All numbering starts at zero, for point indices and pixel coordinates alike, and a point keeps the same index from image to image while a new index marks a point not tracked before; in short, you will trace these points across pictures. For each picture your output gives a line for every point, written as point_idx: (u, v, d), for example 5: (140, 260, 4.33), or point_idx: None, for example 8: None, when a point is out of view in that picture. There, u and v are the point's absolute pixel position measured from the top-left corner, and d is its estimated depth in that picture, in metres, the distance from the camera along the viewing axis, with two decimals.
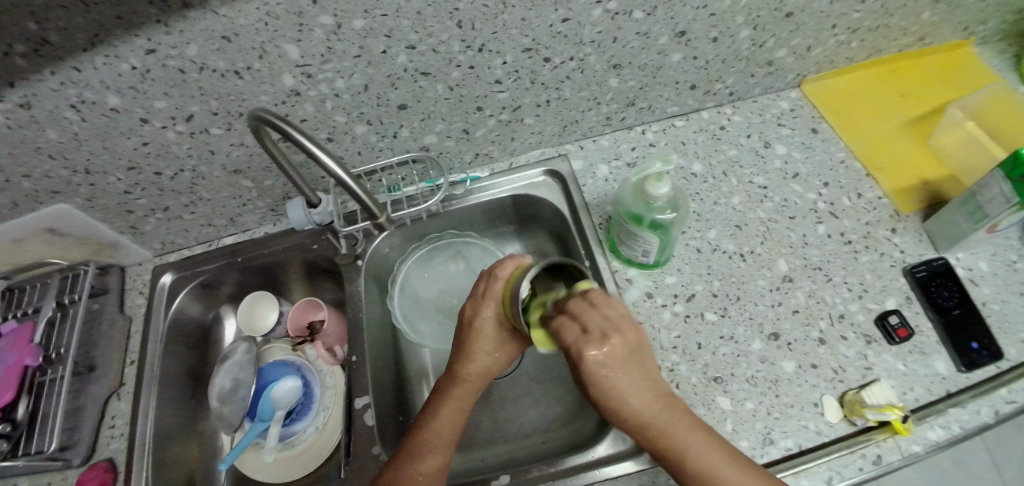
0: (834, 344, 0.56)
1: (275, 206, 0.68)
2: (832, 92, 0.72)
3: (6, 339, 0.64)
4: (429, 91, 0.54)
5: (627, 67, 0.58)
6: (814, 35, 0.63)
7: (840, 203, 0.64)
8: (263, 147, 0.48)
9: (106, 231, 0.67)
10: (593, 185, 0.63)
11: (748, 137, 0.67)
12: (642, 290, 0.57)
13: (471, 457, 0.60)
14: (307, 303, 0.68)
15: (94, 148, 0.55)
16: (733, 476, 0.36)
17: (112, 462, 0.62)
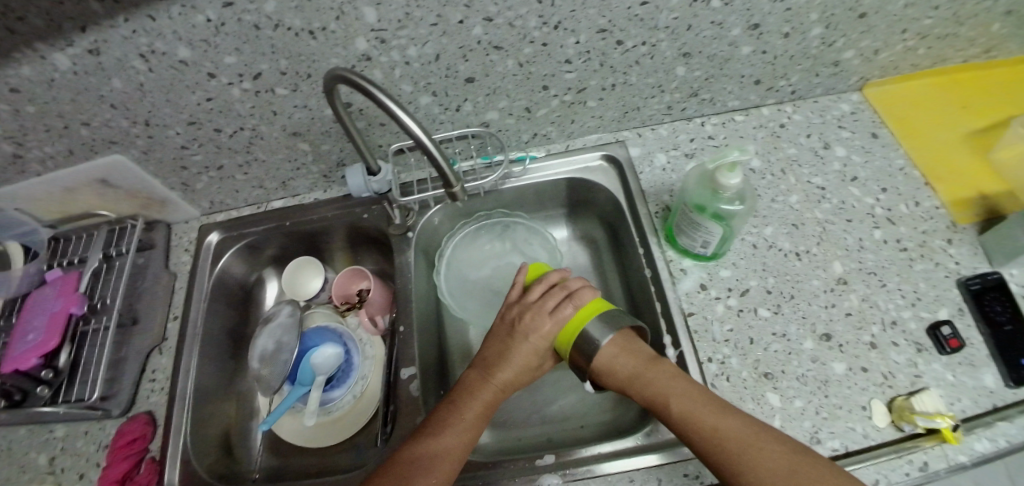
0: (884, 349, 0.54)
1: (327, 173, 0.67)
2: (890, 99, 0.70)
3: (52, 286, 0.65)
4: (499, 66, 0.53)
5: (697, 57, 0.57)
6: (884, 38, 0.62)
7: (897, 210, 0.62)
8: (333, 109, 0.48)
9: (157, 187, 0.68)
10: (649, 173, 0.62)
11: (808, 137, 0.67)
12: (697, 281, 0.57)
13: (507, 435, 0.60)
14: (352, 272, 0.68)
15: (157, 100, 0.54)
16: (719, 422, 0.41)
17: (152, 415, 0.62)
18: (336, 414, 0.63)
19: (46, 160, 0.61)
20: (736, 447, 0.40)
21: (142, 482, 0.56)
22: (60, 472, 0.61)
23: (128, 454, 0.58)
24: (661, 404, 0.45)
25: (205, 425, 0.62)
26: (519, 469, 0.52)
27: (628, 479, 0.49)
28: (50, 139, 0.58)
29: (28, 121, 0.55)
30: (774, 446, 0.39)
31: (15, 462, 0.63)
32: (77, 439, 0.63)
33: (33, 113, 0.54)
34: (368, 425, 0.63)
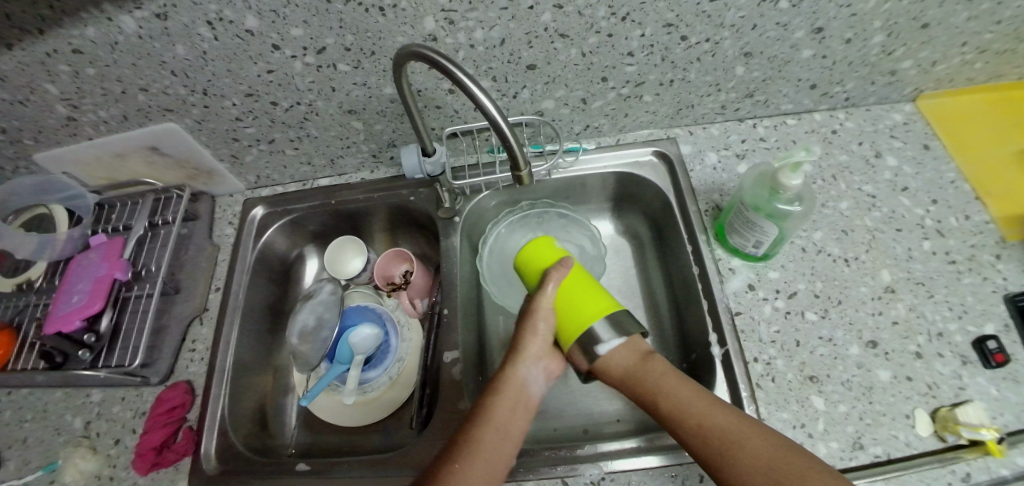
0: (929, 359, 0.53)
1: (376, 153, 0.68)
2: (939, 114, 0.69)
3: (98, 250, 0.66)
4: (562, 54, 0.53)
5: (757, 57, 0.57)
6: (943, 50, 0.61)
7: (947, 222, 0.61)
8: (399, 88, 0.48)
9: (206, 158, 0.68)
10: (700, 171, 0.64)
11: (860, 145, 0.67)
12: (745, 281, 0.58)
13: (545, 425, 0.61)
14: (395, 254, 0.70)
15: (218, 70, 0.54)
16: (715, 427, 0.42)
17: (191, 384, 0.62)
18: (369, 395, 0.63)
19: (100, 124, 0.62)
20: (723, 443, 0.40)
21: (180, 450, 0.56)
22: (95, 436, 0.61)
23: (167, 421, 0.58)
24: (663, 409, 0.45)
25: (240, 397, 0.63)
26: (558, 458, 0.52)
27: (669, 473, 0.49)
28: (106, 104, 0.58)
29: (87, 84, 0.55)
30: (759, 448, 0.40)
31: (52, 422, 0.63)
32: (113, 404, 0.63)
33: (93, 76, 0.54)
34: (401, 409, 0.63)
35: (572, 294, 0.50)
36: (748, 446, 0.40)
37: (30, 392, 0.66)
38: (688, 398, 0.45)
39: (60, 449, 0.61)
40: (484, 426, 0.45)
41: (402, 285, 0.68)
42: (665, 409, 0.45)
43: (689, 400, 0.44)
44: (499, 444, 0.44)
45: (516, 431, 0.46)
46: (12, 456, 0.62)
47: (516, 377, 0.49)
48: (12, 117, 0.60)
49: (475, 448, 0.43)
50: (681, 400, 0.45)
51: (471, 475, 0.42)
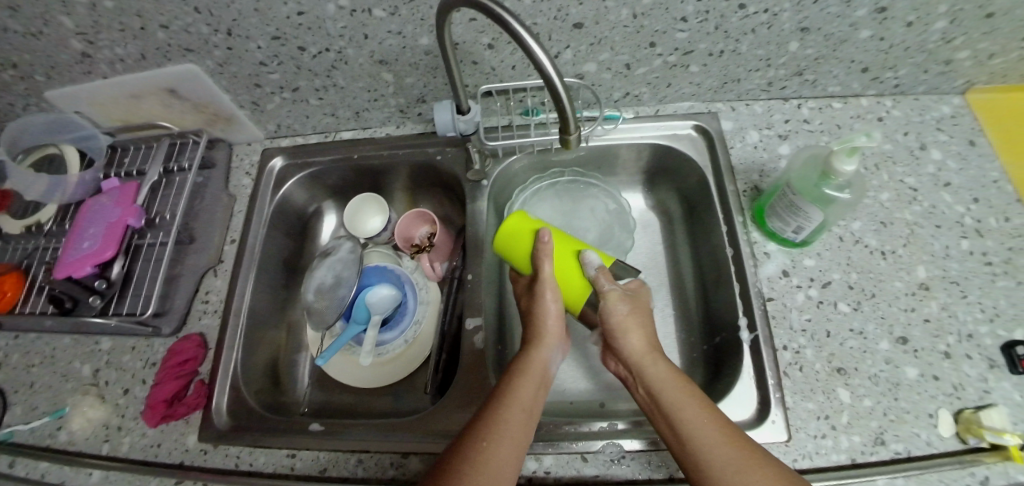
0: (957, 360, 0.50)
1: (404, 108, 0.65)
2: (996, 111, 0.64)
3: (111, 194, 0.63)
4: (612, 14, 0.49)
5: (814, 33, 0.53)
6: (1002, 44, 0.56)
7: (986, 222, 0.57)
8: (440, 40, 0.45)
9: (226, 103, 0.65)
10: (741, 148, 0.63)
11: (905, 135, 0.64)
12: (780, 267, 0.57)
13: (561, 398, 0.60)
14: (416, 215, 0.67)
15: (245, 9, 0.50)
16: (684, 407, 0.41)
17: (204, 337, 0.61)
18: (385, 357, 0.63)
19: (116, 62, 0.59)
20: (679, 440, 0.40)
21: (191, 403, 0.56)
22: (104, 384, 0.60)
23: (179, 374, 0.57)
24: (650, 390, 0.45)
25: (253, 352, 0.62)
26: (578, 434, 0.50)
27: None
28: (123, 40, 0.55)
29: (103, 17, 0.52)
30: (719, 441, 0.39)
31: (59, 368, 0.62)
32: (123, 353, 0.62)
33: (110, 9, 0.51)
34: (414, 375, 0.63)
35: (564, 266, 0.52)
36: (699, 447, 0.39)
37: (38, 337, 0.65)
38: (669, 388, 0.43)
39: (68, 397, 0.60)
40: (511, 406, 0.42)
41: (425, 248, 0.66)
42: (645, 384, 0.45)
43: (705, 427, 0.39)
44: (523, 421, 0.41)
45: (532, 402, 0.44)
46: (20, 400, 0.61)
47: (539, 358, 0.48)
48: (24, 50, 0.57)
49: (502, 425, 0.40)
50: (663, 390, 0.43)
51: (502, 446, 0.38)
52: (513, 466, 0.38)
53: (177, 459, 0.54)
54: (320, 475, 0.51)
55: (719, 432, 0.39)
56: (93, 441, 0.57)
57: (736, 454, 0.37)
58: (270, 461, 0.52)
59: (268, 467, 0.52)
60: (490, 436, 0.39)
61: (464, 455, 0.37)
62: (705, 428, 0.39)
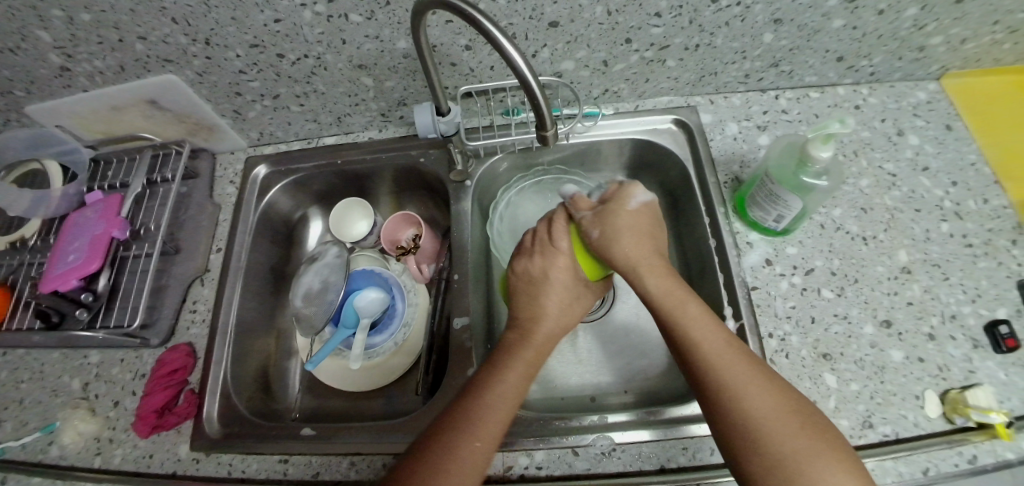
0: (941, 341, 0.51)
1: (386, 112, 0.66)
2: (970, 95, 0.66)
3: (95, 207, 0.63)
4: (586, 12, 0.50)
5: (787, 24, 0.54)
6: (972, 29, 0.57)
7: (965, 205, 0.58)
8: (416, 43, 0.45)
9: (207, 112, 0.65)
10: (720, 140, 0.64)
11: (882, 122, 0.65)
12: (762, 256, 0.57)
13: (552, 394, 0.60)
14: (401, 218, 0.68)
15: (222, 18, 0.50)
16: (720, 349, 0.41)
17: (192, 347, 0.61)
18: (376, 361, 0.63)
19: (95, 75, 0.59)
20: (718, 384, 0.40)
21: (182, 412, 0.55)
22: (94, 398, 0.60)
23: (168, 383, 0.57)
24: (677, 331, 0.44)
25: (242, 360, 0.62)
26: (569, 428, 0.50)
27: (681, 446, 0.48)
28: (101, 53, 0.55)
29: (81, 30, 0.52)
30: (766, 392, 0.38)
31: (48, 384, 0.62)
32: (112, 366, 0.61)
33: (87, 22, 0.51)
34: (405, 376, 0.63)
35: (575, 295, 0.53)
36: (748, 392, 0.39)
37: (27, 353, 0.65)
38: (704, 331, 0.43)
39: (58, 412, 0.59)
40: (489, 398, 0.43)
41: (412, 249, 0.66)
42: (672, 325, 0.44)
43: (716, 344, 0.42)
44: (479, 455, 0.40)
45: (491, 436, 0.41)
46: (9, 417, 0.61)
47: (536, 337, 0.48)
48: (1, 65, 0.57)
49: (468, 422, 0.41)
50: (695, 330, 0.43)
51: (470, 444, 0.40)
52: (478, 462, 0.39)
53: (169, 470, 0.54)
54: (313, 479, 0.51)
55: (734, 356, 0.41)
56: (84, 455, 0.57)
57: (748, 371, 0.40)
58: (263, 467, 0.52)
59: (260, 473, 0.52)
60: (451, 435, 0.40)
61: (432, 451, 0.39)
62: (717, 344, 0.42)
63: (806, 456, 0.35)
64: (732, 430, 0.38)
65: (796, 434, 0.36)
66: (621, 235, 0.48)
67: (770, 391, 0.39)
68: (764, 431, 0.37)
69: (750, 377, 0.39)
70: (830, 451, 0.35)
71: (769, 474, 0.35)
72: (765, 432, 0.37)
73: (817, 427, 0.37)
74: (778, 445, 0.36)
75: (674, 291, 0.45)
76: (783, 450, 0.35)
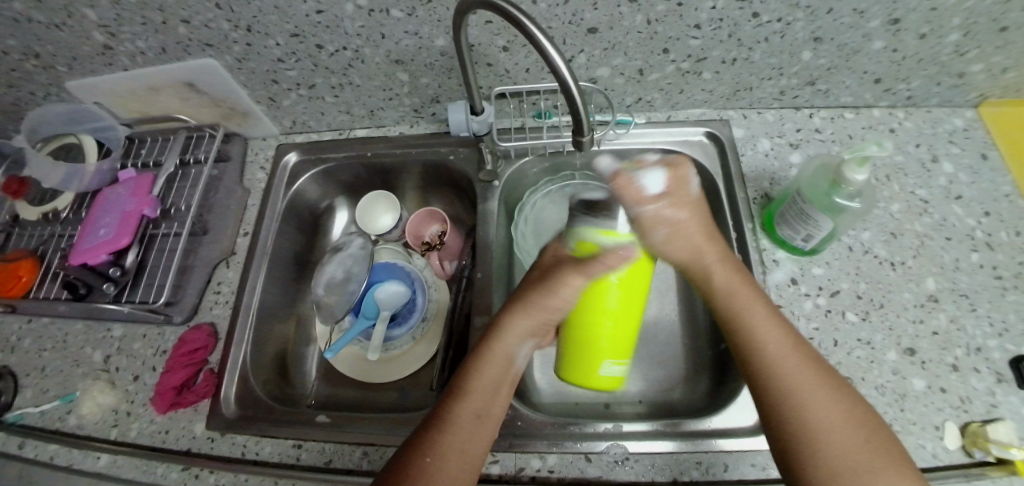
0: (965, 373, 0.50)
1: (418, 107, 0.66)
2: (1008, 125, 0.64)
3: (128, 184, 0.65)
4: (626, 20, 0.50)
5: (827, 43, 0.54)
6: (1017, 58, 0.56)
7: (997, 236, 0.57)
8: (457, 42, 0.45)
9: (242, 98, 0.66)
10: (751, 156, 0.64)
11: (917, 147, 0.64)
12: (788, 275, 0.57)
13: (567, 398, 0.60)
14: (427, 214, 0.68)
15: (265, 6, 0.51)
16: (784, 347, 0.41)
17: (214, 328, 0.62)
18: (392, 352, 0.64)
19: (137, 55, 0.60)
20: (776, 382, 0.40)
21: (200, 391, 0.56)
22: (115, 370, 0.61)
23: (187, 362, 0.58)
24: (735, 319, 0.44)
25: (262, 344, 0.63)
26: (583, 434, 0.50)
27: (694, 460, 0.48)
28: (145, 34, 0.56)
29: (126, 11, 0.53)
30: (826, 400, 0.38)
31: (71, 354, 0.63)
32: (134, 341, 0.63)
33: (134, 3, 0.52)
34: (420, 371, 0.63)
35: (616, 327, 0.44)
36: (811, 398, 0.38)
37: (52, 322, 0.66)
38: (769, 328, 0.43)
39: (79, 382, 0.61)
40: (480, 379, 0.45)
41: (435, 245, 0.68)
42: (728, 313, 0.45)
43: (780, 345, 0.42)
44: (475, 432, 0.42)
45: (495, 415, 0.44)
46: (32, 384, 0.62)
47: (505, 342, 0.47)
48: (48, 41, 0.58)
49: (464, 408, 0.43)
50: (756, 319, 0.43)
51: (463, 427, 0.42)
52: (472, 450, 0.42)
53: (185, 447, 0.55)
54: (325, 466, 0.51)
55: (796, 357, 0.41)
56: (103, 426, 0.58)
57: (812, 376, 0.40)
58: (276, 450, 0.53)
59: (274, 456, 0.53)
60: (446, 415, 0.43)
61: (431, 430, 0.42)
62: (780, 345, 0.42)
63: (862, 469, 0.35)
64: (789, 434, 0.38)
65: (861, 446, 0.36)
66: (680, 236, 0.45)
67: (828, 395, 0.38)
68: (821, 439, 0.37)
69: (816, 381, 0.39)
70: (896, 463, 0.35)
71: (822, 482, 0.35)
72: (829, 443, 0.36)
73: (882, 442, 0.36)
74: (845, 454, 0.36)
75: (734, 276, 0.46)
76: (842, 459, 0.35)
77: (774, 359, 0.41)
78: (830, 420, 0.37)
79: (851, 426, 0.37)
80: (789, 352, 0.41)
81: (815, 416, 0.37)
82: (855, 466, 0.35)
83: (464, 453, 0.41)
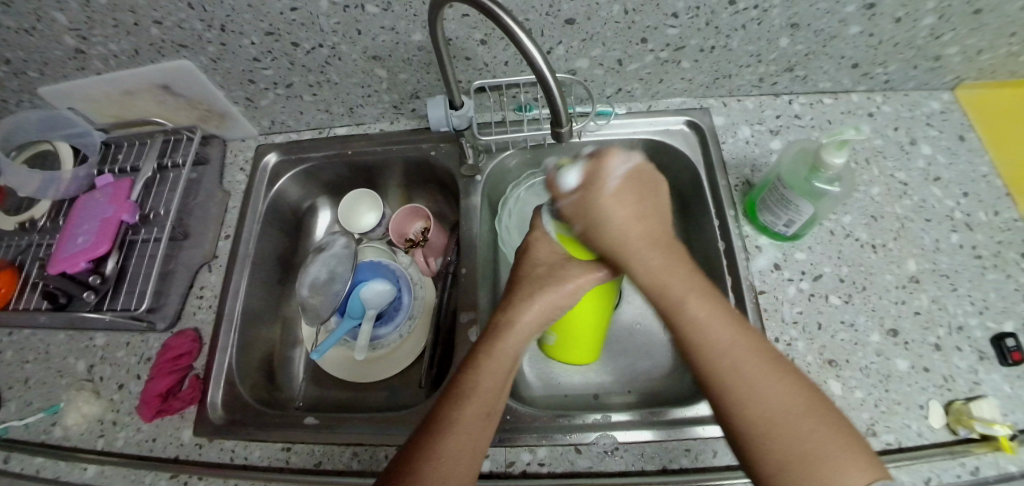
0: (948, 352, 0.51)
1: (398, 104, 0.66)
2: (985, 106, 0.65)
3: (105, 190, 0.64)
4: (603, 10, 0.50)
5: (804, 29, 0.54)
6: (990, 40, 0.56)
7: (975, 216, 0.58)
8: (433, 36, 0.45)
9: (220, 99, 0.65)
10: (732, 144, 0.64)
11: (895, 130, 0.65)
12: (771, 260, 0.57)
13: (555, 390, 0.60)
14: (411, 211, 0.68)
15: (238, 4, 0.50)
16: (721, 332, 0.40)
17: (199, 333, 0.61)
18: (380, 351, 0.64)
19: (109, 58, 0.59)
20: (716, 371, 0.38)
21: (186, 398, 0.56)
22: (98, 380, 0.60)
23: (173, 368, 0.57)
24: (673, 309, 0.42)
25: (248, 348, 0.62)
26: (572, 426, 0.50)
27: (683, 447, 0.48)
28: (117, 36, 0.55)
29: (96, 13, 0.52)
30: (773, 384, 0.37)
31: (54, 365, 0.62)
32: (117, 349, 0.62)
33: (104, 5, 0.51)
34: (408, 369, 0.63)
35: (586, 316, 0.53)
36: (755, 385, 0.37)
37: (32, 333, 0.65)
38: (702, 314, 0.41)
39: (63, 393, 0.60)
40: (486, 373, 0.43)
41: (419, 243, 0.68)
42: (664, 303, 0.43)
43: (715, 328, 0.40)
44: (481, 433, 0.41)
45: (496, 414, 0.42)
46: (14, 397, 0.61)
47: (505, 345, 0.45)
48: (16, 45, 0.57)
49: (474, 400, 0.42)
50: (689, 305, 0.41)
51: (472, 427, 0.40)
52: (473, 457, 0.39)
53: (172, 454, 0.54)
54: (314, 468, 0.51)
55: (733, 341, 0.39)
56: (88, 437, 0.57)
57: (753, 361, 0.38)
58: (265, 454, 0.53)
59: (263, 461, 0.52)
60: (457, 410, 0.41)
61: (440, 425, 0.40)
62: (718, 331, 0.40)
63: (819, 454, 0.33)
64: (736, 423, 0.37)
65: (811, 431, 0.34)
66: (608, 222, 0.46)
67: (778, 380, 0.37)
68: (774, 427, 0.35)
69: (760, 364, 0.38)
70: (850, 448, 0.33)
71: (784, 476, 0.33)
72: (779, 431, 0.35)
73: (821, 410, 0.36)
74: (796, 442, 0.34)
75: (668, 260, 0.44)
76: (796, 446, 0.34)
77: (712, 346, 0.39)
78: (777, 404, 0.36)
79: (797, 406, 0.36)
80: (728, 335, 0.39)
81: (762, 401, 0.36)
82: (813, 454, 0.33)
83: (468, 455, 0.39)
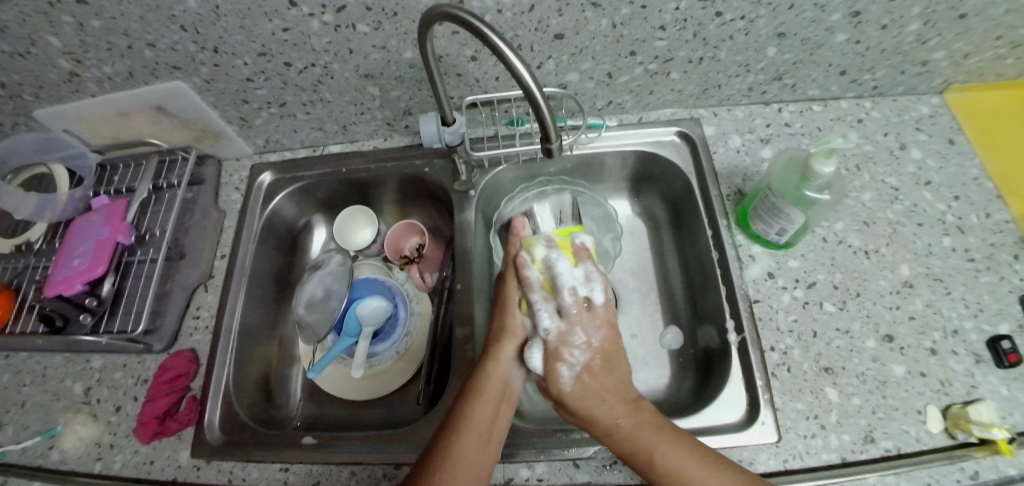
0: (943, 356, 0.51)
1: (390, 121, 0.66)
2: (972, 109, 0.66)
3: (100, 211, 0.64)
4: (591, 24, 0.50)
5: (791, 38, 0.54)
6: (976, 43, 0.57)
7: (967, 219, 0.58)
8: (423, 54, 0.45)
9: (214, 119, 0.66)
10: (724, 153, 0.64)
11: (885, 136, 0.65)
12: (764, 269, 0.57)
13: (553, 404, 0.60)
14: (406, 226, 0.69)
15: (231, 26, 0.50)
16: (676, 455, 0.42)
17: (195, 353, 0.61)
18: (377, 368, 0.64)
19: (104, 81, 0.59)
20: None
21: (183, 419, 0.56)
22: (96, 402, 0.60)
23: (170, 389, 0.57)
24: (627, 449, 0.44)
25: (245, 367, 0.62)
26: (570, 440, 0.50)
27: None
28: (111, 59, 0.56)
29: (90, 36, 0.52)
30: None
31: (51, 388, 0.62)
32: (114, 370, 0.62)
33: (97, 29, 0.51)
34: (406, 385, 0.63)
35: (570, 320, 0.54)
36: None
37: (29, 356, 0.65)
38: (657, 445, 0.43)
39: (60, 416, 0.60)
40: (482, 397, 0.47)
41: (414, 258, 0.69)
42: (620, 440, 0.45)
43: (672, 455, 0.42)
44: (483, 450, 0.44)
45: (500, 431, 0.46)
46: (11, 421, 0.61)
47: (499, 370, 0.50)
48: (12, 70, 0.57)
49: (471, 422, 0.45)
50: (644, 440, 0.44)
51: (470, 447, 0.44)
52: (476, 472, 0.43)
53: (170, 476, 0.54)
54: None
55: (690, 460, 0.42)
56: (85, 460, 0.57)
57: (712, 477, 0.40)
58: (263, 474, 0.52)
59: (261, 481, 0.52)
60: (456, 435, 0.44)
61: (438, 447, 0.44)
62: (672, 457, 0.42)
63: None
64: None
65: None
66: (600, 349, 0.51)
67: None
68: None
69: (722, 478, 0.40)
70: None
71: None
72: None
73: None
74: None
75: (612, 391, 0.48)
76: None
77: (672, 481, 0.41)
78: None
79: None
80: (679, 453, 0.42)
81: None
82: None
83: (470, 468, 0.42)
